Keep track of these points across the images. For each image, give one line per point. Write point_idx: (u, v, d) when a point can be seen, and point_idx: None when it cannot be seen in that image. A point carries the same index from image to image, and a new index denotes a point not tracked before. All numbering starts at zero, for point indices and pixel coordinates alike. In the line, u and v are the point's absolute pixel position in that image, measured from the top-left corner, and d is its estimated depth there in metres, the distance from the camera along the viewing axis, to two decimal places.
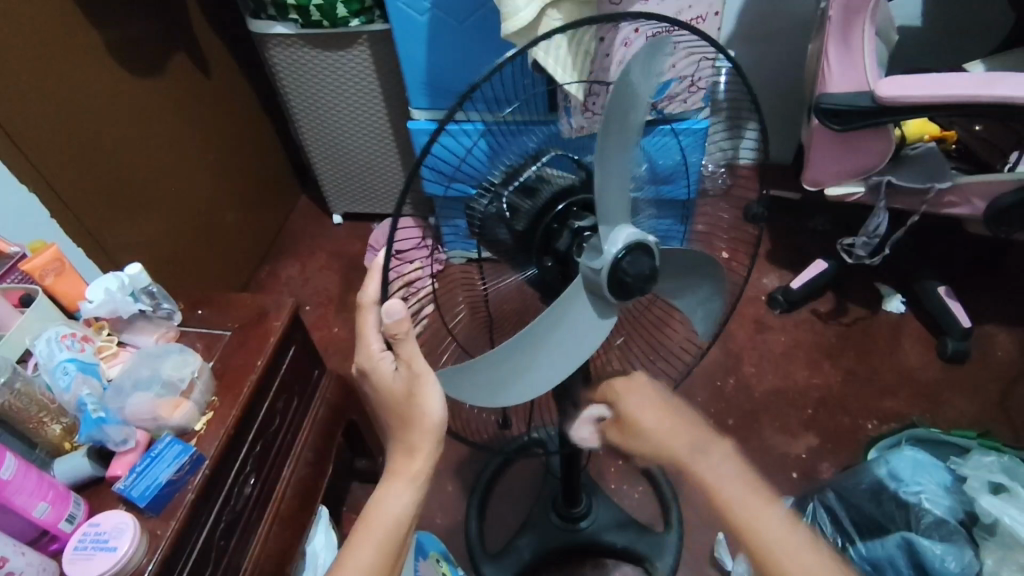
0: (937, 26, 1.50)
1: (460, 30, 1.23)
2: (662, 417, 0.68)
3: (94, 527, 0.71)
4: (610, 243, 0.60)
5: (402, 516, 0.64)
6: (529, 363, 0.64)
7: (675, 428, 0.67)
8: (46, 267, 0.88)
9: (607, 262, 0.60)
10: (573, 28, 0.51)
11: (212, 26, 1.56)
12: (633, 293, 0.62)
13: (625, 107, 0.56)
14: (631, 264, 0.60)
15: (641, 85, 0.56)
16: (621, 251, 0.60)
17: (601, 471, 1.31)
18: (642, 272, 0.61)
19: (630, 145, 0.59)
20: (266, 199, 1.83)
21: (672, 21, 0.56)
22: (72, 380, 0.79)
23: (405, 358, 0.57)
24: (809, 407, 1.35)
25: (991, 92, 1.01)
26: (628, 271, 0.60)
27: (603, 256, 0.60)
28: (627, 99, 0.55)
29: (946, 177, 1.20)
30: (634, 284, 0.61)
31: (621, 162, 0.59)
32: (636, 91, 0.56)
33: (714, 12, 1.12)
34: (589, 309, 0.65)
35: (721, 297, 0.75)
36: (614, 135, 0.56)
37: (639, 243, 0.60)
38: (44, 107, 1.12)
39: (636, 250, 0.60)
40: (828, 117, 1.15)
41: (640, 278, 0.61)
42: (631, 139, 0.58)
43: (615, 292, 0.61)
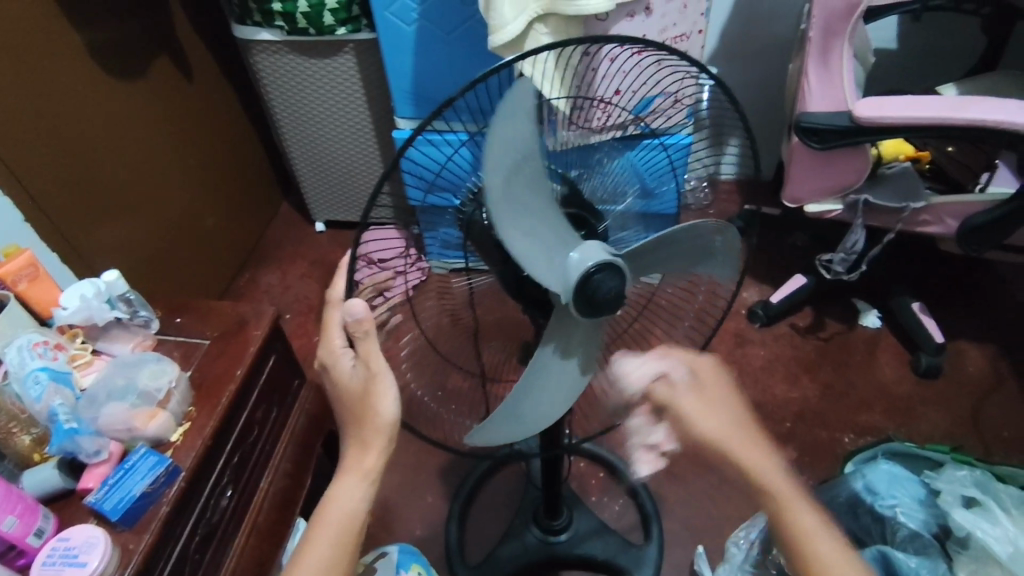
0: (910, 49, 1.54)
1: (447, 40, 1.23)
2: (729, 410, 0.66)
3: (64, 542, 0.69)
4: (585, 258, 0.62)
5: (355, 510, 0.62)
6: (544, 412, 0.71)
7: (735, 414, 0.65)
8: (18, 273, 0.85)
9: (578, 280, 0.61)
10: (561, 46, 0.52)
11: (196, 30, 1.55)
12: (601, 310, 0.62)
13: (510, 155, 0.56)
14: (601, 280, 0.61)
15: (525, 129, 0.56)
16: (593, 266, 0.61)
17: (583, 484, 1.31)
18: (611, 292, 0.61)
19: (537, 184, 0.59)
20: (247, 206, 1.80)
21: (654, 44, 0.57)
22: (44, 390, 0.77)
23: (365, 360, 0.57)
24: (788, 420, 1.36)
25: (964, 114, 1.04)
26: (598, 289, 0.61)
27: (576, 270, 0.62)
28: (521, 148, 0.57)
29: (920, 197, 1.23)
30: (603, 301, 0.61)
31: (522, 205, 0.59)
32: (520, 135, 0.56)
33: (697, 31, 1.16)
34: (575, 371, 0.71)
35: (721, 234, 0.71)
36: (528, 177, 0.58)
37: (613, 262, 0.61)
38: (21, 106, 1.10)
39: (611, 268, 0.61)
40: (808, 136, 1.16)
41: (611, 296, 0.61)
42: (537, 178, 0.59)
43: (585, 309, 0.62)
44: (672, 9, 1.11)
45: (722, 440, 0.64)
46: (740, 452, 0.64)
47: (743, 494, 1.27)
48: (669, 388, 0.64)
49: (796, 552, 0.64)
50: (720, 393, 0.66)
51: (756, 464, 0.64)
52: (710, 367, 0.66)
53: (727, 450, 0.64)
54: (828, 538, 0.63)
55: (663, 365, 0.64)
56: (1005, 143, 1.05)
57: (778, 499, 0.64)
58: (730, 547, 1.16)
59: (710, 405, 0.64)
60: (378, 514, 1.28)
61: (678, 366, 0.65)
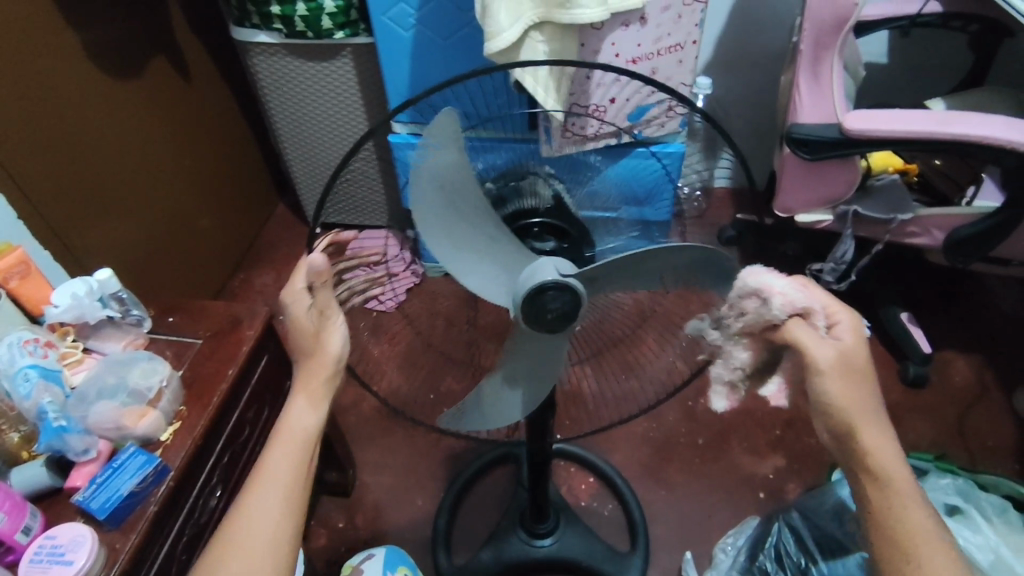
0: (900, 63, 1.56)
1: (443, 46, 1.24)
2: (860, 383, 0.56)
3: (50, 540, 0.69)
4: (542, 272, 0.62)
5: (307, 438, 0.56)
6: (498, 414, 0.74)
7: (869, 389, 0.56)
8: (10, 270, 0.86)
9: (531, 291, 0.62)
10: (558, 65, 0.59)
11: (194, 32, 1.55)
12: (547, 325, 0.63)
13: (437, 179, 0.62)
14: (554, 298, 0.62)
15: (453, 156, 0.61)
16: (550, 282, 0.61)
17: (573, 489, 1.31)
18: (562, 310, 0.62)
19: (472, 204, 0.64)
20: (242, 207, 1.80)
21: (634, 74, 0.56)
22: (33, 387, 0.77)
23: (321, 305, 0.55)
24: (777, 428, 1.38)
25: (950, 128, 1.06)
26: (550, 305, 0.62)
27: (532, 281, 0.62)
28: (452, 183, 0.62)
29: (908, 208, 1.24)
30: (550, 318, 0.63)
31: (455, 223, 0.65)
32: (446, 160, 0.61)
33: (691, 42, 1.18)
34: (522, 399, 0.74)
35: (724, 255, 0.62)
36: (464, 207, 0.64)
37: (570, 283, 0.61)
38: (14, 105, 1.09)
39: (564, 287, 0.62)
40: (798, 146, 1.18)
41: (559, 313, 0.63)
42: (468, 202, 0.64)
43: (532, 321, 0.64)
44: (667, 18, 1.12)
45: (846, 407, 0.55)
46: (863, 427, 0.55)
47: (730, 500, 1.28)
48: (805, 327, 0.57)
49: (899, 549, 0.54)
50: (858, 355, 0.57)
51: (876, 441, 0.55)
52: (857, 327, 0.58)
53: (851, 418, 0.55)
54: (942, 542, 0.54)
55: (811, 304, 0.57)
56: (990, 157, 1.07)
57: (898, 490, 0.55)
58: (717, 553, 1.17)
59: (846, 365, 0.56)
60: (368, 516, 1.28)
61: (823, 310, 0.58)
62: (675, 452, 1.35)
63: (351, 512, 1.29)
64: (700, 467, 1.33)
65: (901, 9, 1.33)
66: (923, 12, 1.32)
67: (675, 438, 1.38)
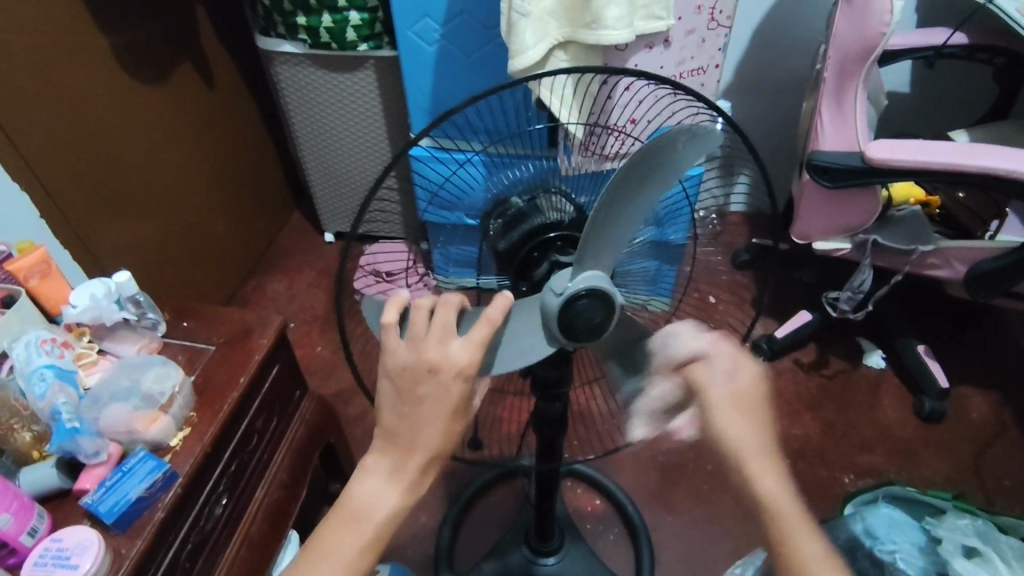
0: (924, 93, 1.56)
1: (467, 62, 1.25)
2: (756, 420, 0.61)
3: (57, 543, 0.69)
4: (574, 281, 0.62)
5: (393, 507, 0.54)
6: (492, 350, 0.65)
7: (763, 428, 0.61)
8: (31, 268, 0.86)
9: (567, 294, 0.61)
10: (578, 73, 0.58)
11: (220, 38, 1.58)
12: (578, 336, 0.63)
13: (648, 177, 0.60)
14: (587, 307, 0.62)
15: (689, 154, 0.60)
16: (582, 290, 0.61)
17: (578, 510, 1.29)
18: (593, 320, 0.62)
19: (637, 212, 0.62)
20: (259, 213, 1.82)
21: (658, 79, 0.59)
22: (49, 388, 0.76)
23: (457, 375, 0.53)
24: (788, 457, 1.35)
25: (976, 161, 1.05)
26: (582, 313, 0.62)
27: (565, 289, 0.61)
28: (667, 168, 0.60)
29: (929, 241, 1.23)
30: (581, 326, 0.62)
31: (636, 198, 0.61)
32: (672, 165, 0.60)
33: (714, 65, 1.18)
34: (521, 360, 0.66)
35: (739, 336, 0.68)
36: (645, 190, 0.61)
37: (602, 290, 0.62)
38: (42, 108, 1.12)
39: (598, 295, 0.62)
40: (818, 174, 1.17)
41: (590, 324, 0.62)
42: (650, 195, 0.62)
43: (561, 329, 0.62)
44: (691, 42, 1.13)
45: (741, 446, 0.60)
46: (752, 462, 0.60)
47: (738, 529, 1.26)
48: (707, 369, 0.62)
49: None
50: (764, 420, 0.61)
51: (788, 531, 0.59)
52: (755, 381, 0.62)
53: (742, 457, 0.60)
54: None
55: (711, 347, 0.63)
56: (1015, 192, 1.06)
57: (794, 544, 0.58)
58: None
59: (741, 404, 0.61)
60: None
61: (725, 355, 0.62)
62: (682, 477, 1.34)
63: None
64: (709, 493, 1.31)
65: (926, 40, 1.33)
66: (948, 43, 1.31)
67: (683, 462, 1.36)
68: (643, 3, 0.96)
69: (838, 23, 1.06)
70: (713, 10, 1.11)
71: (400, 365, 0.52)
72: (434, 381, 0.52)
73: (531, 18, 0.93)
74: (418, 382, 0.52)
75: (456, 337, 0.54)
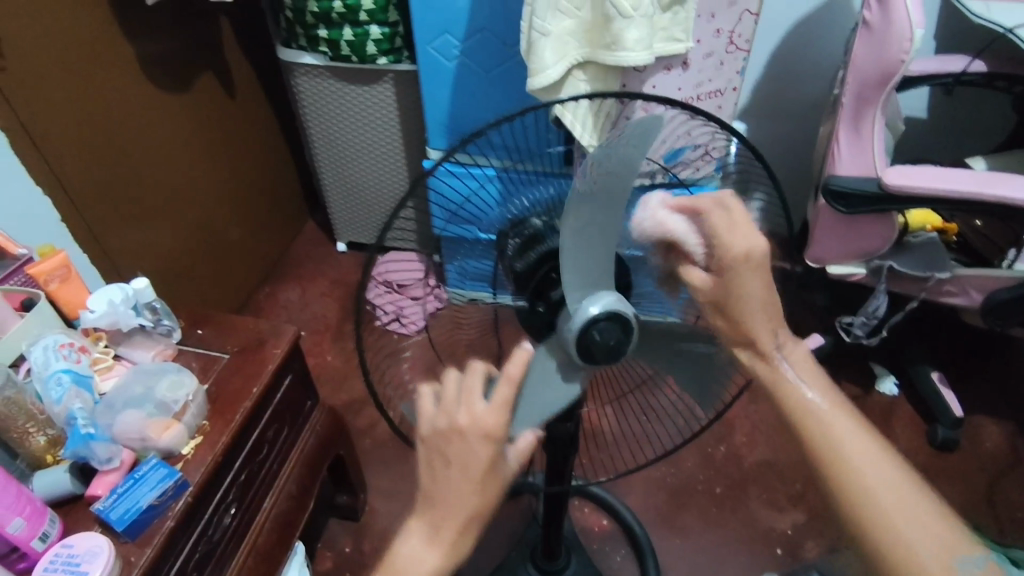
0: (941, 119, 1.55)
1: (486, 78, 1.26)
2: (751, 306, 0.61)
3: (68, 549, 0.69)
4: (589, 304, 0.62)
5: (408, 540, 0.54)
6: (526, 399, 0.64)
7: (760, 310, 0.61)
8: (51, 273, 0.87)
9: (585, 324, 0.61)
10: (599, 99, 0.58)
11: (242, 49, 1.60)
12: (598, 361, 0.63)
13: (601, 186, 0.59)
14: (602, 331, 0.62)
15: (629, 158, 0.59)
16: (599, 313, 0.61)
17: (585, 529, 1.28)
18: (610, 342, 0.62)
19: (613, 214, 0.62)
20: (273, 221, 1.83)
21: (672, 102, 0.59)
22: (65, 393, 0.77)
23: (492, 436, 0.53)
24: (798, 482, 1.34)
25: (993, 190, 1.05)
26: (599, 337, 0.61)
27: (580, 314, 0.62)
28: (616, 178, 0.60)
29: (945, 267, 1.22)
30: (600, 351, 0.62)
31: (588, 216, 0.61)
32: (621, 166, 0.59)
33: (732, 88, 1.18)
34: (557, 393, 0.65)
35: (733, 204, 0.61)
36: (599, 208, 0.61)
37: (618, 312, 0.62)
38: (66, 114, 1.14)
39: (615, 318, 0.62)
40: (834, 199, 1.16)
41: (606, 347, 0.62)
42: (609, 206, 0.61)
43: (581, 356, 0.62)
44: (709, 64, 1.14)
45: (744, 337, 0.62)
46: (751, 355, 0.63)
47: (746, 554, 1.24)
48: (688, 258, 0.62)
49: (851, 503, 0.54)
50: (763, 303, 0.61)
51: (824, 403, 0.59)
52: (741, 263, 0.59)
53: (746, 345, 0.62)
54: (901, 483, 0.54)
55: (682, 235, 0.61)
56: None
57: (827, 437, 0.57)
58: None
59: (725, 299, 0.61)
60: (375, 543, 1.26)
61: (699, 238, 0.61)
62: (691, 499, 1.32)
63: (358, 536, 1.27)
64: (718, 516, 1.29)
65: (945, 67, 1.33)
66: (967, 71, 1.31)
67: (692, 484, 1.35)
68: (663, 25, 0.97)
69: (857, 49, 1.07)
70: (732, 33, 1.11)
71: (433, 429, 0.53)
72: (461, 439, 0.53)
73: (551, 37, 0.94)
74: (447, 443, 0.53)
75: (479, 399, 0.54)
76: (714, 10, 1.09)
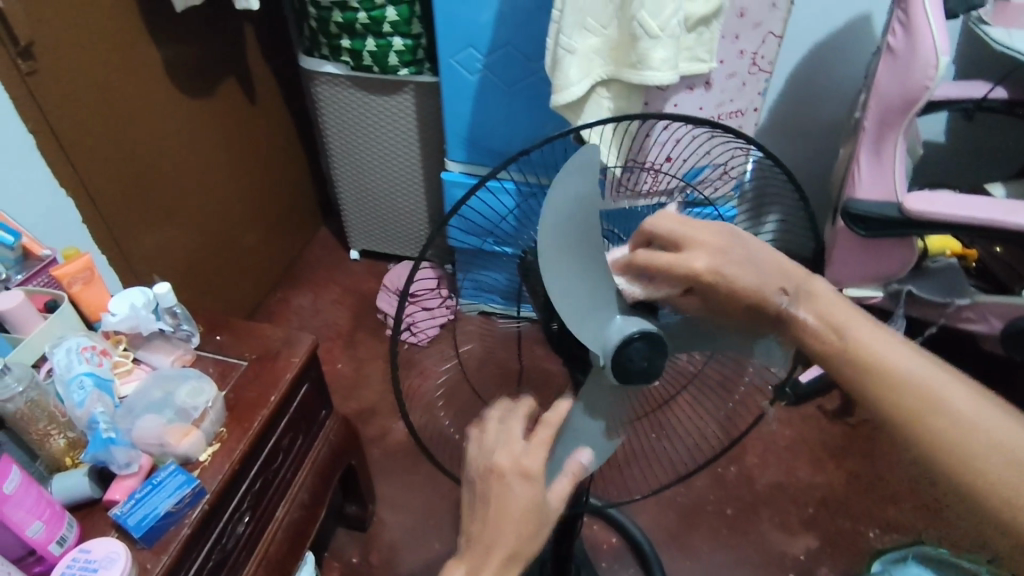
0: (961, 144, 1.55)
1: (508, 93, 1.27)
2: (740, 279, 0.59)
3: (85, 554, 0.68)
4: (623, 327, 0.63)
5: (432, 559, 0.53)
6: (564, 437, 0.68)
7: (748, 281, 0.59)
8: (75, 275, 0.88)
9: (619, 346, 0.61)
10: (620, 121, 0.59)
11: (265, 56, 1.62)
12: (633, 380, 0.63)
13: (564, 242, 0.58)
14: (638, 351, 0.61)
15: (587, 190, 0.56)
16: (633, 333, 0.61)
17: (594, 547, 1.27)
18: (645, 362, 0.62)
19: (587, 259, 0.59)
20: (288, 227, 1.84)
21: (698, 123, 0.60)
22: (87, 396, 0.78)
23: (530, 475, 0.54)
24: (811, 506, 1.33)
25: (1017, 219, 1.04)
26: (635, 358, 0.62)
27: (615, 335, 0.62)
28: (584, 217, 0.57)
29: (966, 293, 1.24)
30: (637, 370, 0.62)
31: (571, 256, 0.59)
32: (572, 214, 0.57)
33: (753, 108, 1.18)
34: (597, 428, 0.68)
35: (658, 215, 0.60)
36: (578, 250, 0.59)
37: (653, 334, 0.62)
38: (92, 116, 1.15)
39: (649, 338, 0.62)
40: (855, 222, 1.16)
41: (641, 368, 0.62)
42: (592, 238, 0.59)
43: (616, 375, 0.63)
44: (731, 85, 1.14)
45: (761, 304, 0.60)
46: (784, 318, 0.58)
47: None
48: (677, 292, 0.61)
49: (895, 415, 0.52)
50: (750, 276, 0.59)
51: (860, 332, 0.55)
52: (704, 267, 0.58)
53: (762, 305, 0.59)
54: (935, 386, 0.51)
55: (654, 286, 0.61)
56: None
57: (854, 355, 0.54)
58: None
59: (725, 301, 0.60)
60: (383, 555, 1.25)
61: (665, 279, 0.60)
62: (701, 519, 1.31)
63: (366, 546, 1.26)
64: (729, 538, 1.28)
65: (966, 92, 1.32)
66: (988, 97, 1.31)
67: (703, 503, 1.34)
68: (688, 46, 0.97)
69: (881, 74, 1.07)
70: (755, 55, 1.12)
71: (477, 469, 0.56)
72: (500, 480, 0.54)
73: (577, 55, 0.95)
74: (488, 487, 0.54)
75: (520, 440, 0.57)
76: (739, 32, 1.09)
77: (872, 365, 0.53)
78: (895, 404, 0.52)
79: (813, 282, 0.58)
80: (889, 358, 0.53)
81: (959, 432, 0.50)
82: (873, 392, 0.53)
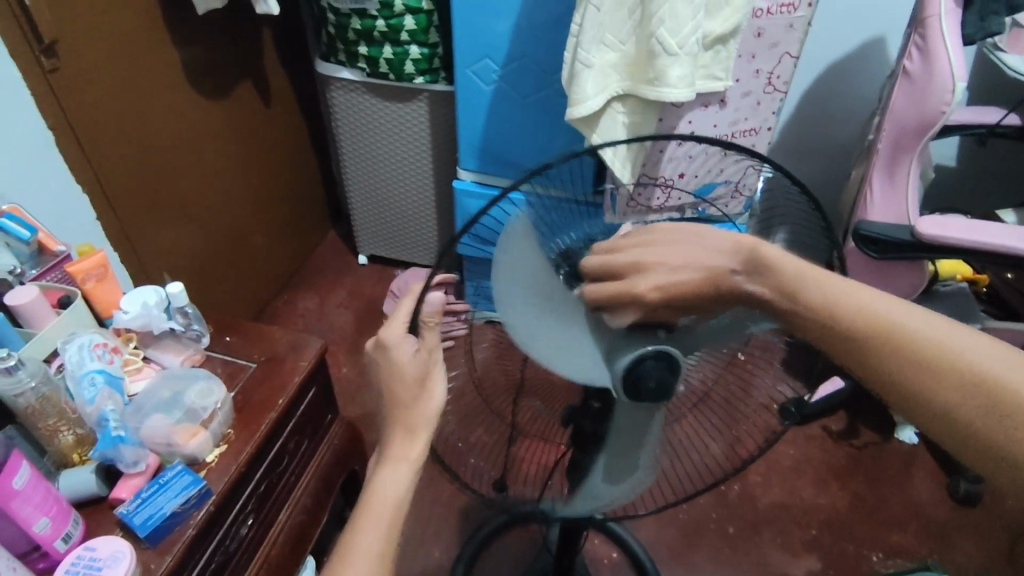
0: (972, 169, 1.56)
1: (524, 105, 1.28)
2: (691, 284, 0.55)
3: (90, 552, 0.68)
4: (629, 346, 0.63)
5: None
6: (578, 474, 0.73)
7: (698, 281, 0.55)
8: (89, 271, 0.88)
9: (628, 366, 0.62)
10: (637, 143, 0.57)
11: (281, 60, 1.63)
12: (644, 396, 0.63)
13: (528, 304, 0.61)
14: (649, 371, 0.61)
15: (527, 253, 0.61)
16: (644, 352, 0.62)
17: (594, 561, 1.26)
18: (658, 383, 0.62)
19: (558, 304, 0.63)
20: (297, 229, 1.85)
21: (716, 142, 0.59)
22: (98, 393, 0.78)
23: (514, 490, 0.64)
24: (813, 527, 1.32)
25: None
26: (648, 378, 0.61)
27: (625, 355, 0.63)
28: (536, 276, 0.62)
29: (976, 318, 1.24)
30: (648, 388, 0.62)
31: (540, 314, 0.62)
32: (525, 263, 0.61)
33: (766, 128, 1.19)
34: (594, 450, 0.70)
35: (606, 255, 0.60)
36: (544, 310, 0.62)
37: (666, 352, 0.62)
38: (111, 114, 1.16)
39: (662, 356, 0.62)
40: (866, 243, 1.15)
41: (652, 387, 0.62)
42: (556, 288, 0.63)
43: (628, 393, 0.63)
44: (746, 103, 1.14)
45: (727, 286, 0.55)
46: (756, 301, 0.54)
47: None
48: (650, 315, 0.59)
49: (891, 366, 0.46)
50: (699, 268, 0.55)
51: (820, 286, 0.50)
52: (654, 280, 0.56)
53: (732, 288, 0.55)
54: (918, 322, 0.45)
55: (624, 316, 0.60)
56: None
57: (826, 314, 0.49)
58: None
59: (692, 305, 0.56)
60: None
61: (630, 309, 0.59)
62: (703, 537, 1.30)
63: None
64: (731, 557, 1.27)
65: (979, 118, 1.32)
66: (1001, 123, 1.31)
67: (704, 521, 1.33)
68: (704, 64, 0.97)
69: (896, 98, 1.07)
70: (771, 74, 1.12)
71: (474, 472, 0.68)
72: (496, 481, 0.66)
73: (594, 69, 0.96)
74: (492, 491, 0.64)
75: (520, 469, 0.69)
76: (755, 52, 1.10)
77: (843, 314, 0.48)
78: (884, 359, 0.46)
79: (762, 248, 0.53)
80: (861, 302, 0.48)
81: (945, 364, 0.43)
82: (857, 347, 0.47)
